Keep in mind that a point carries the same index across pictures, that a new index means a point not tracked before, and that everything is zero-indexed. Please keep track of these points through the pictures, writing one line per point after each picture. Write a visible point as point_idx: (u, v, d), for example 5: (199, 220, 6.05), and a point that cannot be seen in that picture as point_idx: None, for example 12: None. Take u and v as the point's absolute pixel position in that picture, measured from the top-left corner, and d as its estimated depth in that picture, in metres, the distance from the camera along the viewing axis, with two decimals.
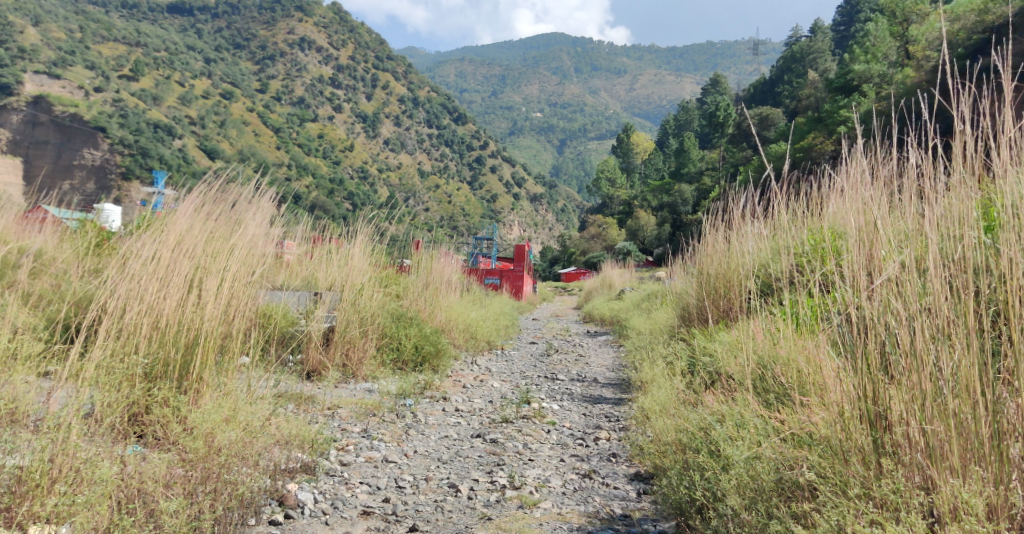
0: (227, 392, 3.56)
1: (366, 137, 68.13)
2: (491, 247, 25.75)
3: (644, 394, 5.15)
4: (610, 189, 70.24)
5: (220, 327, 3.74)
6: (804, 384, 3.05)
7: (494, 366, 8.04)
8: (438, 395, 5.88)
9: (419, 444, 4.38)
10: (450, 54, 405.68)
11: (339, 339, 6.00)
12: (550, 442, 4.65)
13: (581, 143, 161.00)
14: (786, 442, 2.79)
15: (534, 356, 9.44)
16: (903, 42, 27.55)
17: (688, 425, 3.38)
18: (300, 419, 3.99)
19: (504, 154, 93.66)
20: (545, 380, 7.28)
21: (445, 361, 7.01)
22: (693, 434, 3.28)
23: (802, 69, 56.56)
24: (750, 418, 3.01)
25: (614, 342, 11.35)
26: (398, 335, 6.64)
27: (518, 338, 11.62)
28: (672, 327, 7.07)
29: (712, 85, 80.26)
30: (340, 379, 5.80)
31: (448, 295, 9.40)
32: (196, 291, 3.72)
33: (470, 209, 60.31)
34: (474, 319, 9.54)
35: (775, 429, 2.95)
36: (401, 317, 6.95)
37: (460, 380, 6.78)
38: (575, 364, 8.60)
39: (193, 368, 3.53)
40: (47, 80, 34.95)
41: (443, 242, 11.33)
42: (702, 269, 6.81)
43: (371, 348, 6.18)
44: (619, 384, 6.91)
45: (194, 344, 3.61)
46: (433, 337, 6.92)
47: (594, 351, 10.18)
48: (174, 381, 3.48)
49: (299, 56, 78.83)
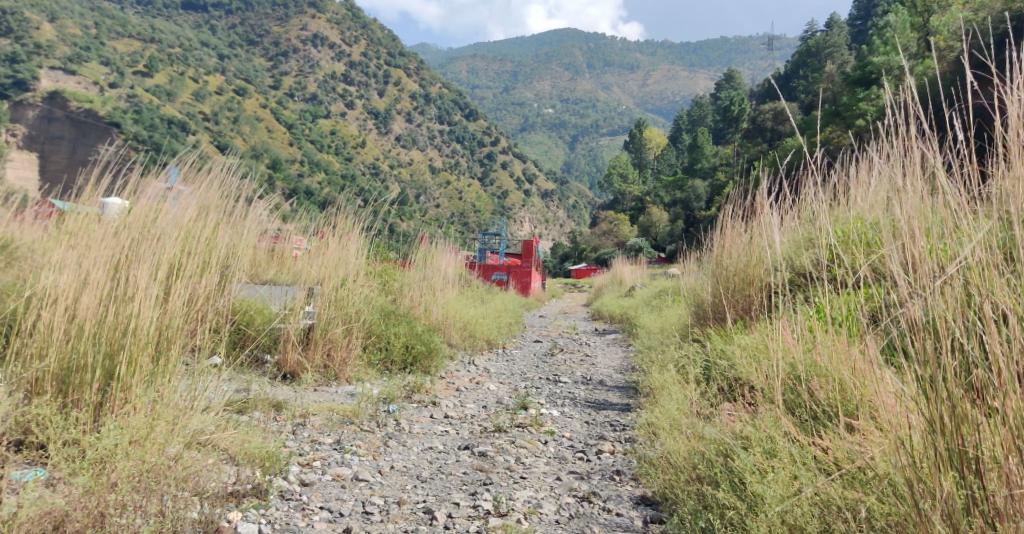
0: (165, 402, 3.11)
1: (378, 133, 67.66)
2: (500, 242, 25.28)
3: (653, 401, 4.61)
4: (622, 185, 69.68)
5: (158, 325, 3.29)
6: (850, 402, 2.54)
7: (493, 367, 7.55)
8: (426, 400, 5.39)
9: (397, 458, 3.88)
10: (462, 51, 405.25)
11: (320, 337, 5.51)
12: (546, 455, 4.14)
13: (592, 139, 160.19)
14: (834, 479, 2.29)
15: (538, 355, 8.95)
16: (924, 34, 26.84)
17: (705, 449, 2.87)
18: (261, 432, 3.52)
19: (515, 151, 93.26)
20: (547, 382, 6.77)
21: (438, 362, 6.52)
22: (711, 462, 2.77)
23: (819, 63, 55.73)
24: (782, 445, 2.50)
25: (623, 341, 10.85)
26: (386, 333, 6.17)
27: (521, 335, 11.13)
28: (684, 326, 6.56)
29: (726, 80, 79.46)
30: (320, 382, 5.34)
31: (447, 291, 8.93)
32: (126, 286, 3.27)
33: (482, 206, 59.78)
34: (474, 317, 9.03)
35: (816, 459, 2.44)
36: (390, 314, 6.48)
37: (453, 382, 6.30)
38: (580, 365, 8.08)
39: (122, 374, 3.08)
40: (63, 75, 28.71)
41: (446, 237, 10.83)
42: (715, 265, 6.34)
43: (356, 348, 5.71)
44: (628, 387, 6.40)
45: (122, 347, 3.15)
46: (424, 336, 6.44)
47: (601, 351, 9.65)
48: (97, 391, 3.02)
49: (312, 52, 78.55)
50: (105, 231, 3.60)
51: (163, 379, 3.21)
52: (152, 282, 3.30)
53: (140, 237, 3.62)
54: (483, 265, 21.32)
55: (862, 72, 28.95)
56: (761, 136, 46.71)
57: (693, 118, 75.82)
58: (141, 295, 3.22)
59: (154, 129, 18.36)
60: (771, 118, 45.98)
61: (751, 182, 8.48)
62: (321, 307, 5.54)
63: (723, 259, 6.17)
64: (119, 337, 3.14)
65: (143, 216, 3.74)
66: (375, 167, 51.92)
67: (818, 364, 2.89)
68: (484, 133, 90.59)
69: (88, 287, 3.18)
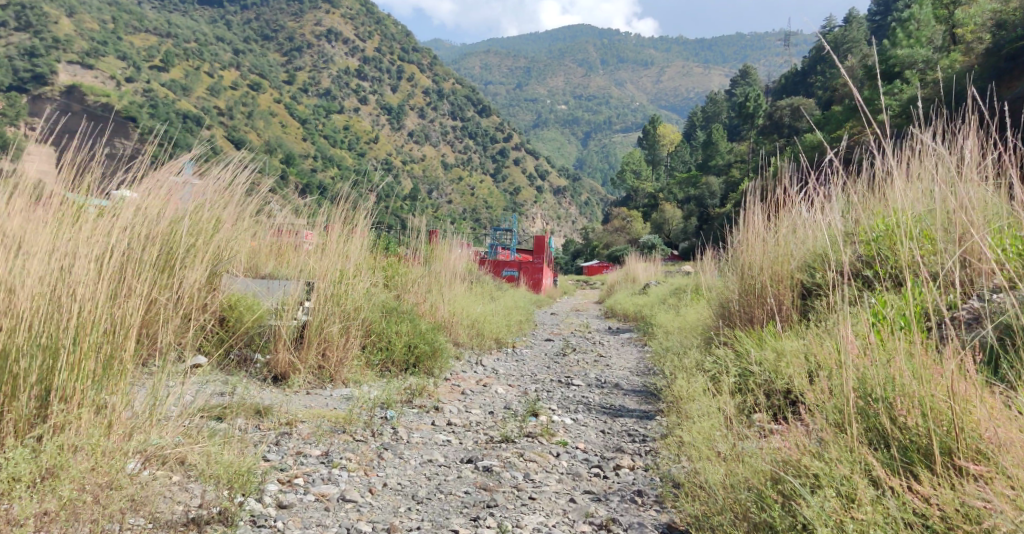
0: (110, 418, 2.69)
1: (391, 128, 67.32)
2: (511, 237, 24.87)
3: (677, 412, 4.18)
4: (635, 182, 69.12)
5: (106, 325, 2.84)
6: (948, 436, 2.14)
7: (502, 368, 7.14)
8: (428, 405, 4.97)
9: (391, 474, 3.47)
10: (476, 47, 404.99)
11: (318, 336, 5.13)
12: (557, 471, 3.70)
13: (605, 135, 159.29)
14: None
15: (549, 355, 8.52)
16: (949, 26, 26.17)
17: (756, 485, 2.44)
18: (232, 446, 3.12)
19: (528, 147, 92.85)
20: (558, 386, 6.34)
21: (443, 362, 6.11)
22: (763, 505, 2.34)
23: (837, 59, 55.01)
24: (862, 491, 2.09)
25: (638, 341, 10.39)
26: (388, 331, 5.78)
27: (532, 333, 10.72)
28: (706, 328, 6.12)
29: (742, 76, 78.72)
30: (313, 384, 4.93)
31: (455, 287, 8.53)
32: (63, 283, 2.83)
33: (494, 201, 59.33)
34: (481, 314, 8.60)
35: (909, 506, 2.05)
36: (391, 311, 6.09)
37: (458, 384, 5.90)
38: (593, 366, 7.65)
39: (58, 382, 2.61)
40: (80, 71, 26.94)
41: (456, 230, 10.42)
42: (737, 264, 5.90)
43: (354, 347, 5.31)
44: (647, 391, 5.96)
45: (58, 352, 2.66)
46: (429, 335, 6.03)
47: (615, 351, 9.22)
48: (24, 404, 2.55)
49: (326, 48, 78.35)
50: (79, 218, 3.35)
51: (115, 389, 2.79)
52: (100, 275, 2.89)
53: (131, 228, 3.56)
54: (494, 261, 20.97)
55: (884, 66, 28.30)
56: (777, 132, 46.09)
57: (707, 114, 75.05)
58: (85, 290, 2.79)
59: (163, 119, 18.00)
60: (789, 114, 45.30)
61: (768, 179, 8.10)
62: (316, 304, 5.13)
63: (745, 257, 5.74)
64: (56, 338, 2.67)
65: (142, 203, 3.89)
66: (388, 163, 51.61)
67: (892, 379, 2.43)
68: (496, 129, 90.04)
69: (26, 279, 2.71)
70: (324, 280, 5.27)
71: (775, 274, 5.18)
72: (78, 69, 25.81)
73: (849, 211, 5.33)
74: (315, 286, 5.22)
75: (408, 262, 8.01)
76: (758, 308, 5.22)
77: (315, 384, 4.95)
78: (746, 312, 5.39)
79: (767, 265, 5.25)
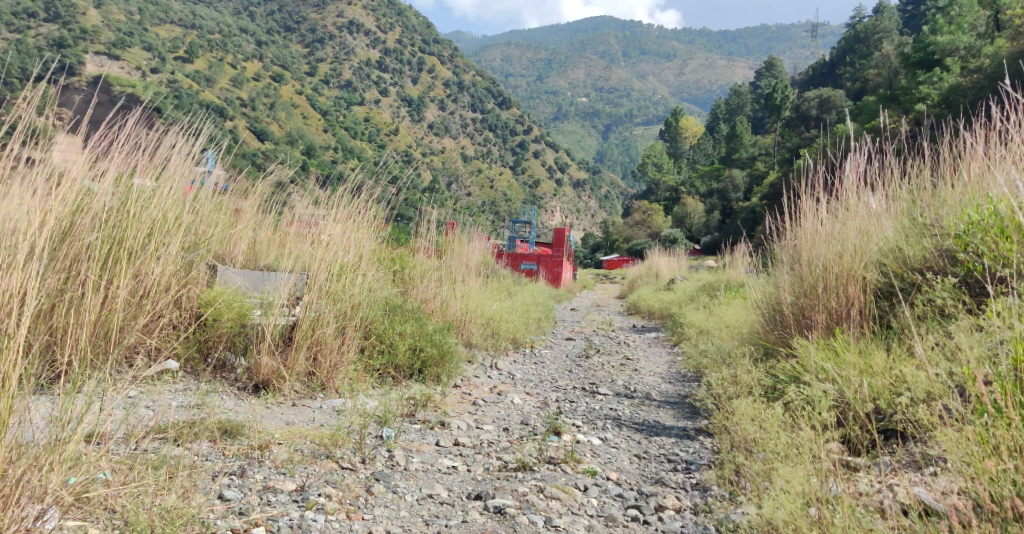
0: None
1: (412, 120, 66.58)
2: (530, 230, 24.12)
3: (735, 437, 3.46)
4: (656, 174, 68.08)
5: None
6: None
7: (519, 372, 6.46)
8: (433, 420, 4.27)
9: (383, 518, 2.79)
10: (497, 39, 404.66)
11: (314, 337, 4.44)
12: (585, 513, 3.02)
13: (626, 128, 157.67)
14: None
15: (571, 357, 7.83)
16: (993, 11, 24.95)
17: None
18: (164, 483, 2.47)
19: (548, 140, 91.97)
20: (583, 395, 5.62)
21: (454, 367, 5.46)
22: None
23: (868, 49, 53.88)
24: None
25: (667, 341, 9.63)
26: (393, 328, 5.13)
27: (552, 332, 10.01)
28: (752, 334, 5.36)
29: (767, 68, 77.52)
30: (301, 394, 4.26)
31: (469, 281, 7.87)
32: None
33: (514, 193, 58.66)
34: (498, 311, 7.92)
35: None
36: (396, 309, 5.44)
37: (470, 393, 5.23)
38: (620, 370, 6.92)
39: None
40: (109, 60, 26.52)
41: (474, 221, 9.76)
42: (786, 261, 5.09)
43: (352, 351, 4.65)
44: (686, 404, 5.26)
45: None
46: (438, 337, 5.37)
47: (643, 352, 8.48)
48: None
49: (348, 40, 77.76)
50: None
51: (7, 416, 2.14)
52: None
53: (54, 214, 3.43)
54: (512, 254, 20.37)
55: (922, 54, 27.19)
56: (804, 124, 44.87)
57: (731, 106, 73.62)
58: None
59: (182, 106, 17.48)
60: (816, 106, 44.12)
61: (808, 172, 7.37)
62: (307, 302, 4.44)
63: (798, 253, 4.93)
64: None
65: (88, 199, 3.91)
66: (409, 154, 50.99)
67: None
68: (517, 121, 89.20)
69: None
70: (324, 273, 4.63)
71: (841, 274, 4.33)
72: (106, 59, 25.38)
73: (925, 201, 4.56)
74: (308, 280, 4.57)
75: (421, 252, 7.37)
76: (817, 313, 4.42)
77: (304, 392, 4.28)
78: (802, 320, 4.57)
79: (831, 263, 4.40)
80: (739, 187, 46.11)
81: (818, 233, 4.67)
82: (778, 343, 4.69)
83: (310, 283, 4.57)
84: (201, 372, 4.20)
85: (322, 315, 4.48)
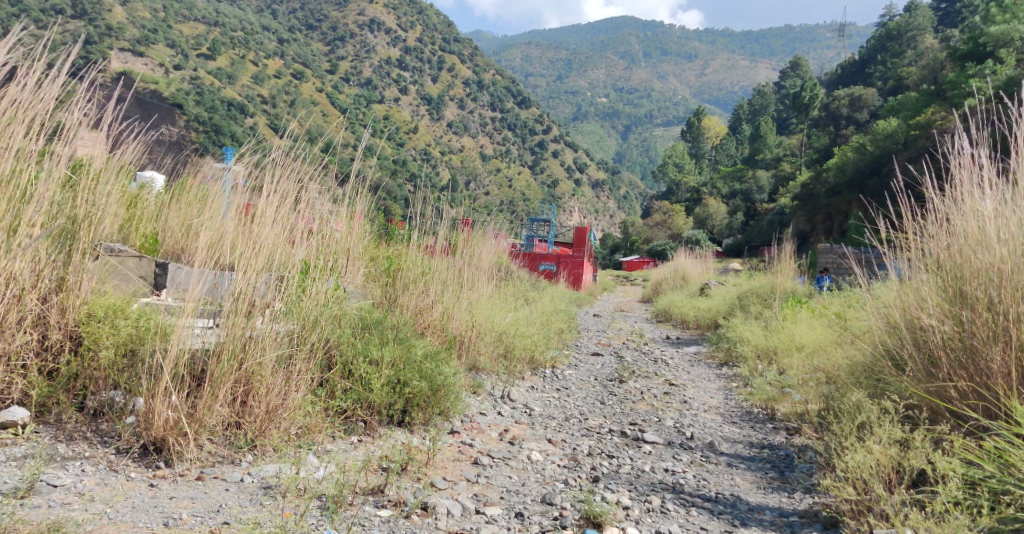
0: None
1: (431, 119, 64.84)
2: (549, 230, 22.63)
3: None
4: (677, 174, 66.35)
5: None
6: None
7: (539, 407, 5.07)
8: (407, 503, 2.82)
9: None
10: (517, 38, 404.22)
11: (250, 367, 3.05)
12: None
13: (644, 128, 155.80)
14: None
15: (601, 382, 6.42)
16: None
17: None
18: None
19: (567, 140, 90.23)
20: (623, 446, 4.17)
21: (451, 404, 4.07)
22: None
23: (900, 47, 52.19)
24: None
25: (712, 359, 8.15)
26: (368, 351, 3.76)
27: (577, 346, 8.60)
28: (863, 373, 3.88)
29: (792, 67, 75.70)
30: (219, 459, 2.87)
31: (479, 290, 6.46)
32: None
33: (533, 193, 56.92)
34: (513, 323, 6.49)
35: None
36: (370, 327, 4.06)
37: (471, 442, 3.87)
38: (667, 404, 5.44)
39: None
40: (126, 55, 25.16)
41: (492, 220, 8.38)
42: (916, 269, 3.55)
43: (300, 395, 3.24)
44: (773, 471, 3.79)
45: None
46: (430, 366, 3.97)
47: (688, 375, 7.00)
48: None
49: (369, 38, 75.69)
50: None
51: None
52: None
53: None
54: (529, 254, 18.95)
55: (972, 46, 25.63)
56: (833, 124, 42.94)
57: (754, 106, 71.57)
58: None
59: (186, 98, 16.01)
60: (847, 104, 42.18)
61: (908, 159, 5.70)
62: (232, 317, 3.04)
63: (940, 262, 3.40)
64: None
65: None
66: (428, 153, 49.12)
67: None
68: (537, 121, 87.41)
69: None
70: (264, 274, 3.28)
71: None
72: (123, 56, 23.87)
73: None
74: (236, 279, 3.15)
75: (429, 256, 6.13)
76: (991, 352, 2.91)
77: (224, 452, 2.90)
78: (958, 364, 3.07)
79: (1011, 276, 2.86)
80: (764, 188, 44.55)
81: (979, 239, 3.15)
82: (920, 392, 3.20)
83: (235, 282, 3.14)
84: (71, 421, 2.83)
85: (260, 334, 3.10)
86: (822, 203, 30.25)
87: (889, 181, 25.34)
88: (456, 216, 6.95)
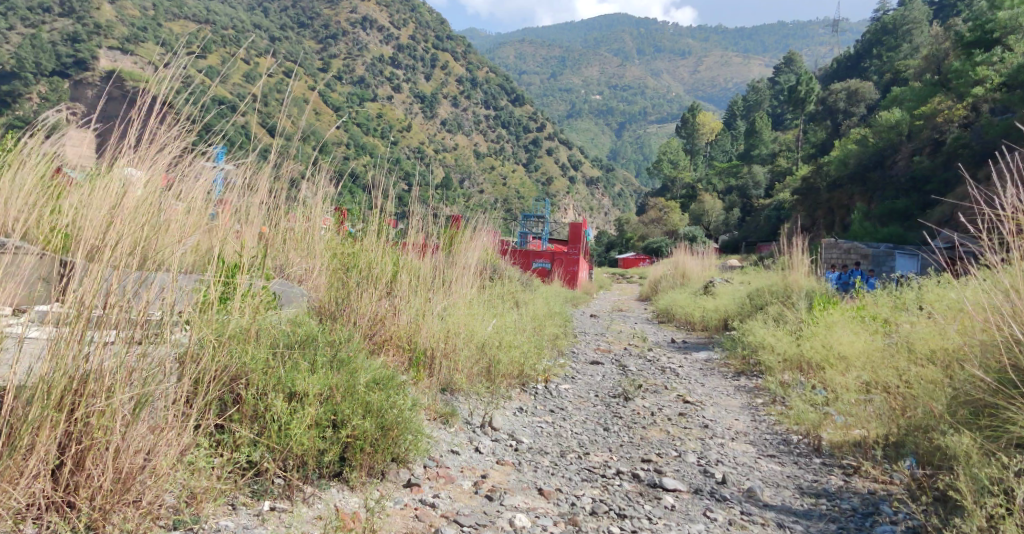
0: None
1: (424, 117, 63.52)
2: (544, 225, 21.71)
3: None
4: (671, 170, 65.61)
5: None
6: None
7: (527, 438, 4.09)
8: None
9: None
10: (510, 37, 404.13)
11: (81, 415, 2.05)
12: None
13: (636, 126, 154.81)
14: None
15: (602, 399, 5.44)
16: None
17: None
18: None
19: (561, 137, 89.25)
20: (634, 498, 3.17)
21: (410, 448, 3.07)
22: None
23: (896, 40, 51.19)
24: None
25: (725, 367, 7.19)
26: (290, 383, 2.76)
27: (572, 352, 7.69)
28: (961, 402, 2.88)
29: (786, 63, 74.90)
30: None
31: (459, 293, 5.46)
32: None
33: (528, 191, 55.84)
34: (500, 327, 5.57)
35: None
36: (301, 345, 3.08)
37: (430, 501, 2.87)
38: (685, 432, 4.45)
39: None
40: None
41: (486, 215, 7.50)
42: None
43: (171, 461, 2.23)
44: None
45: None
46: (376, 401, 2.96)
47: (705, 389, 6.03)
48: None
49: (361, 36, 73.98)
50: None
51: None
52: None
53: None
54: (523, 251, 18.03)
55: (978, 34, 24.76)
56: (830, 118, 42.08)
57: (748, 103, 70.70)
58: None
59: None
60: (844, 98, 41.35)
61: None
62: (57, 339, 2.03)
63: None
64: None
65: None
66: (422, 151, 48.07)
67: None
68: (530, 119, 86.24)
69: None
70: (124, 270, 2.26)
71: None
72: None
73: None
74: (77, 276, 2.13)
75: (404, 248, 5.31)
76: None
77: None
78: None
79: None
80: (760, 183, 43.72)
81: None
82: None
83: (71, 283, 2.11)
84: None
85: (105, 369, 2.11)
86: (822, 198, 29.27)
87: (894, 176, 24.58)
88: (440, 207, 6.03)
